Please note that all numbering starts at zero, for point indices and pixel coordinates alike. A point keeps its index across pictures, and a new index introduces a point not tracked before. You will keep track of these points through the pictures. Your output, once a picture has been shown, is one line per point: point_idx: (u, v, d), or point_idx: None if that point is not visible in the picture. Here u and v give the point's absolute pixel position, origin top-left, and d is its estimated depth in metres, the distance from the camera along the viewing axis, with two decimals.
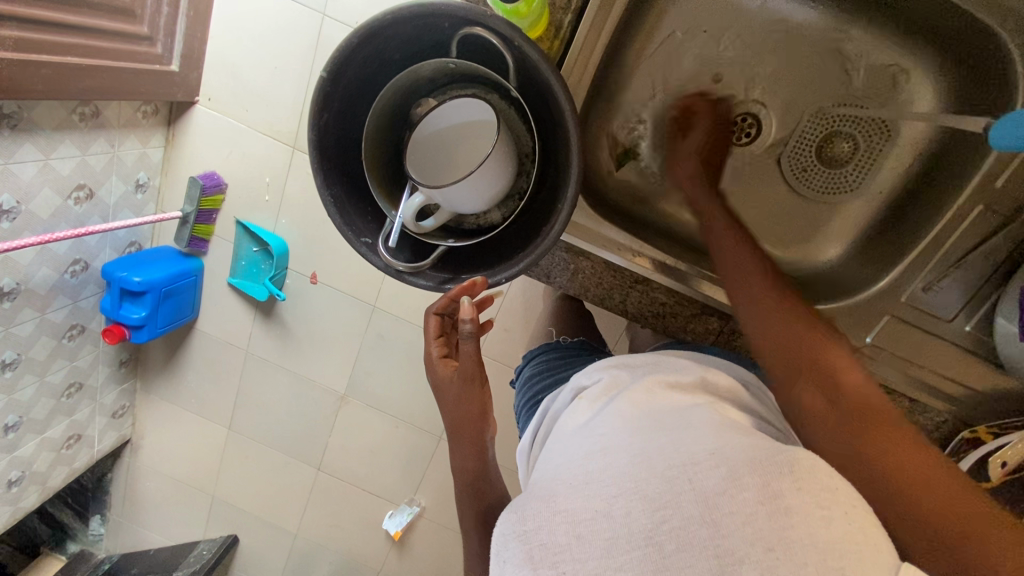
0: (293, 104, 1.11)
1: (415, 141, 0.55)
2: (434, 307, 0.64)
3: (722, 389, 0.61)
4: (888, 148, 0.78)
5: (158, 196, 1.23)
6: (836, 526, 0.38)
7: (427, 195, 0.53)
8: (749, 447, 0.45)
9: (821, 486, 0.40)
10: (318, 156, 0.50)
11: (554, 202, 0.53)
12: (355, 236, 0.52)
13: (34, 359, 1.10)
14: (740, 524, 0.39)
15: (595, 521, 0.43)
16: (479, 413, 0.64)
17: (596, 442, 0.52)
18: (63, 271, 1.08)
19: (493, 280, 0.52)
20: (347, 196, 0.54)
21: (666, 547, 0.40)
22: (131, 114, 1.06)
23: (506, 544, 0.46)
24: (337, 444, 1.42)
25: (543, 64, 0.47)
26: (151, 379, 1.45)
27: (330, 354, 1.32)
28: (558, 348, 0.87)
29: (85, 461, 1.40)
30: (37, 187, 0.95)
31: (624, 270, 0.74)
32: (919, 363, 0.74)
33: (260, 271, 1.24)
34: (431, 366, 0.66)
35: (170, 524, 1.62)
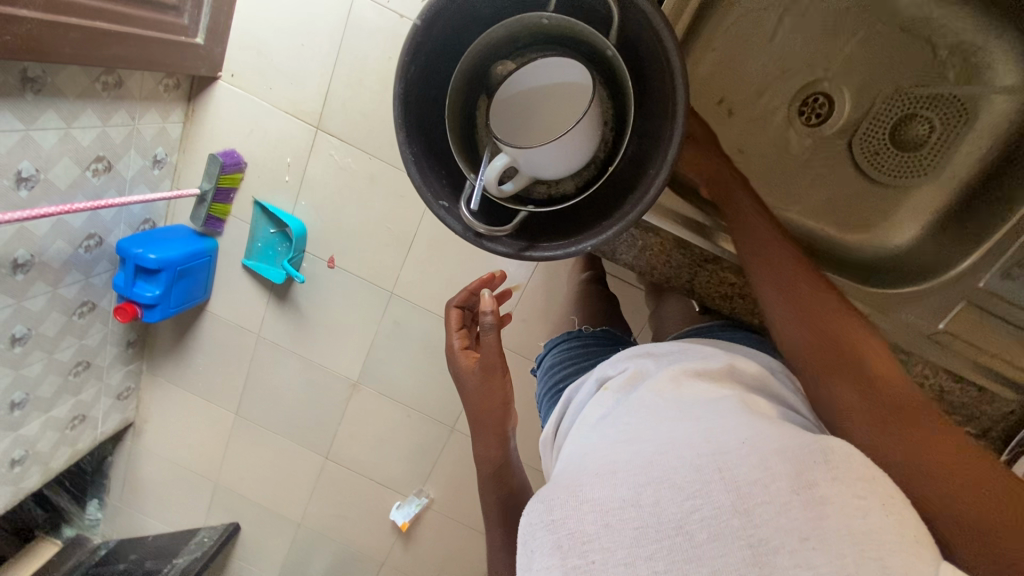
0: (318, 83, 1.09)
1: (497, 103, 0.53)
2: (456, 299, 0.74)
3: (752, 375, 0.59)
4: (967, 130, 0.77)
5: (174, 173, 1.20)
6: (874, 516, 0.39)
7: (512, 157, 0.51)
8: (783, 438, 0.45)
9: (856, 475, 0.41)
10: (403, 110, 0.50)
11: (647, 166, 0.52)
12: (434, 197, 0.51)
13: (44, 335, 1.07)
14: (775, 514, 0.40)
15: (624, 509, 0.43)
16: (502, 404, 0.66)
17: (623, 431, 0.51)
18: (78, 245, 1.05)
19: (578, 247, 0.50)
20: (425, 154, 0.53)
21: (697, 536, 0.40)
22: (153, 86, 1.04)
23: (535, 533, 0.45)
24: (347, 433, 1.40)
25: (652, 13, 0.45)
26: (158, 362, 1.42)
27: (344, 341, 1.30)
28: (580, 337, 0.85)
29: (88, 443, 1.37)
30: (57, 156, 0.92)
31: (692, 247, 0.78)
32: (990, 352, 0.75)
33: (277, 254, 1.22)
34: (453, 356, 0.69)
35: (170, 510, 1.59)
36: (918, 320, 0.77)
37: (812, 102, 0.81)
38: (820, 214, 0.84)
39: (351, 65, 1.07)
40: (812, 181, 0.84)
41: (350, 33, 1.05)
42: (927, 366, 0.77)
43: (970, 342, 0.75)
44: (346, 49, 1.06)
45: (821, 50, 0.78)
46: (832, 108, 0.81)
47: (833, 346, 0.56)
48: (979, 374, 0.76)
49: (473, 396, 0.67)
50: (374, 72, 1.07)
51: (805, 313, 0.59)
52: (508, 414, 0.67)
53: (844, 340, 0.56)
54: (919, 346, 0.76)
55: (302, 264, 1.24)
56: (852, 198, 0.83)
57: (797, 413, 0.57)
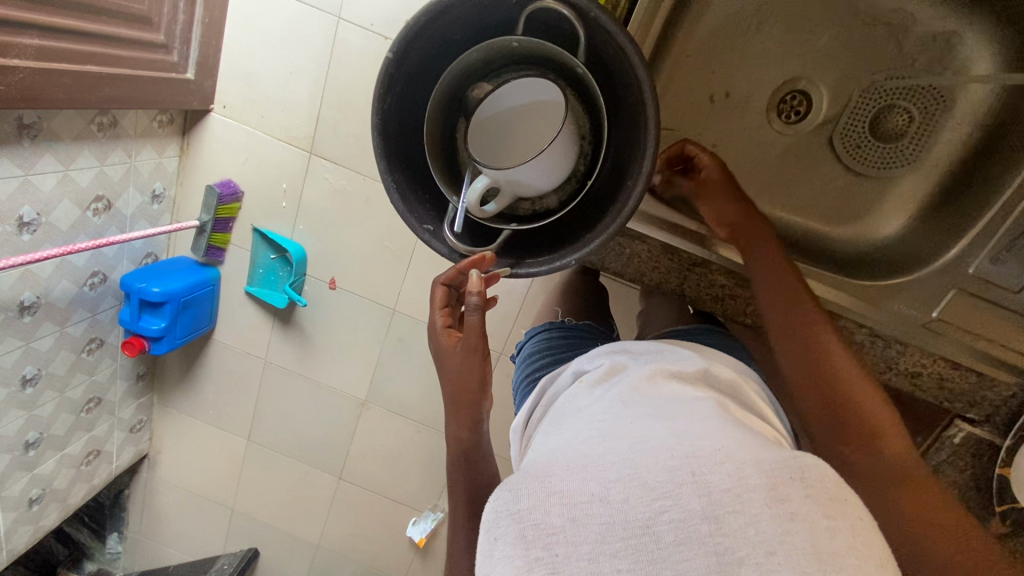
0: (308, 109, 1.10)
1: (474, 123, 0.54)
2: (442, 277, 0.71)
3: (724, 381, 0.60)
4: (946, 117, 0.76)
5: (173, 206, 1.22)
6: (841, 537, 0.38)
7: (492, 178, 0.52)
8: (758, 451, 0.45)
9: (827, 494, 0.41)
10: (382, 140, 0.50)
11: (623, 181, 0.52)
12: (418, 222, 0.52)
13: (54, 374, 1.09)
14: (745, 525, 0.39)
15: (593, 504, 0.43)
16: (479, 385, 0.68)
17: (594, 429, 0.52)
18: (82, 284, 1.06)
19: (562, 260, 0.50)
20: (407, 180, 0.54)
21: (664, 537, 0.40)
22: (148, 123, 1.05)
23: (498, 522, 0.45)
24: (359, 452, 1.40)
25: (613, 28, 0.45)
26: (169, 393, 1.43)
27: (350, 360, 1.31)
28: (561, 328, 0.85)
29: (104, 477, 1.38)
30: (57, 199, 0.94)
31: (680, 253, 0.83)
32: (985, 337, 0.76)
33: (279, 278, 1.23)
34: (434, 335, 0.71)
35: (189, 539, 1.60)
36: (911, 310, 0.77)
37: (791, 99, 0.81)
38: (809, 208, 0.84)
39: (340, 89, 1.09)
40: (800, 177, 0.84)
41: (337, 58, 1.07)
42: (925, 355, 0.79)
43: (963, 329, 0.76)
44: (334, 74, 1.08)
45: (797, 47, 0.78)
46: (811, 105, 0.81)
47: (843, 403, 0.60)
48: (976, 360, 0.77)
49: (449, 375, 0.69)
50: (363, 94, 1.08)
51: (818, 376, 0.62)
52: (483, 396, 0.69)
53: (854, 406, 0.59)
54: (915, 336, 0.77)
55: (305, 286, 1.25)
56: (839, 192, 0.83)
57: (765, 418, 0.59)
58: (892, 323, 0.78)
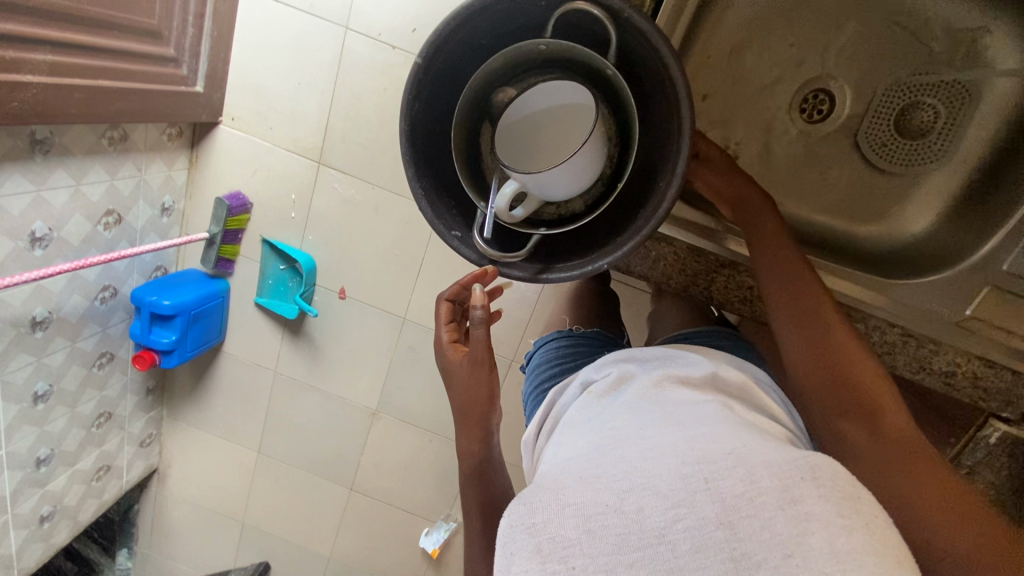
0: (317, 119, 1.11)
1: (500, 129, 0.54)
2: (446, 293, 0.74)
3: (734, 387, 0.59)
4: (973, 111, 0.75)
5: (182, 219, 1.22)
6: (856, 536, 0.38)
7: (521, 182, 0.51)
8: (770, 452, 0.45)
9: (842, 493, 0.41)
10: (409, 145, 0.50)
11: (654, 184, 0.52)
12: (446, 229, 0.52)
13: (65, 389, 1.08)
14: (759, 529, 0.39)
15: (607, 515, 0.42)
16: (487, 399, 0.69)
17: (612, 435, 0.51)
18: (93, 298, 1.06)
19: (594, 265, 0.50)
20: (434, 187, 0.53)
21: (679, 546, 0.40)
22: (157, 137, 1.06)
23: (513, 536, 0.44)
24: (369, 462, 1.39)
25: (651, 32, 0.45)
26: (178, 407, 1.43)
27: (360, 370, 1.30)
28: (570, 336, 0.84)
29: (114, 492, 1.37)
30: (69, 214, 0.94)
31: (706, 253, 0.79)
32: (1014, 331, 0.74)
33: (289, 289, 1.23)
34: (441, 349, 0.72)
35: (199, 554, 1.59)
36: (940, 307, 0.75)
37: (813, 99, 0.81)
38: (835, 207, 0.84)
39: (347, 99, 1.09)
40: (822, 177, 0.84)
41: (345, 68, 1.07)
42: (957, 354, 0.76)
43: (997, 326, 0.74)
44: (341, 84, 1.08)
45: (816, 45, 0.79)
46: (834, 103, 0.81)
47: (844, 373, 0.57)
48: (1008, 356, 0.74)
49: (459, 390, 0.69)
50: (370, 104, 1.09)
51: (816, 356, 0.59)
52: (494, 409, 0.70)
53: (857, 382, 0.56)
54: (946, 334, 0.75)
55: (314, 297, 1.24)
56: (864, 190, 0.83)
57: (780, 422, 0.58)
58: (920, 319, 0.76)
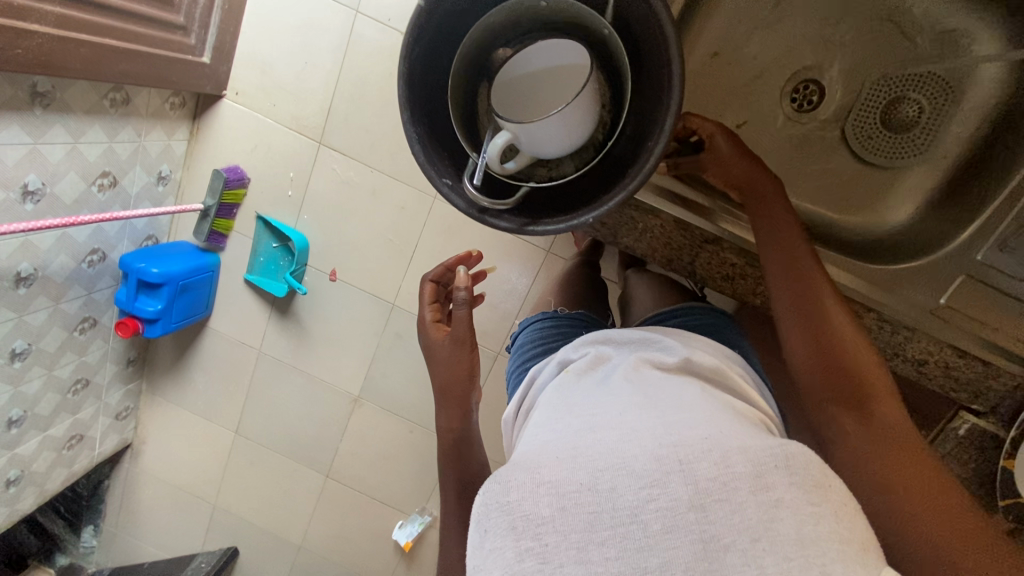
0: (321, 99, 1.12)
1: (498, 83, 0.55)
2: (431, 274, 0.77)
3: (707, 370, 0.59)
4: (955, 108, 0.78)
5: (178, 190, 1.22)
6: (824, 523, 0.40)
7: (513, 133, 0.52)
8: (746, 439, 0.46)
9: (813, 481, 0.42)
10: (406, 87, 0.51)
11: (642, 147, 0.53)
12: (438, 175, 0.53)
13: (44, 350, 1.06)
14: (730, 512, 0.41)
15: (581, 492, 0.43)
16: (468, 375, 0.70)
17: (589, 412, 0.51)
18: (81, 260, 1.05)
19: (580, 219, 0.51)
20: (428, 132, 0.54)
21: (651, 526, 0.41)
22: (160, 104, 1.06)
23: (488, 514, 0.45)
24: (348, 449, 1.38)
25: None
26: (158, 381, 1.41)
27: (345, 355, 1.30)
28: (555, 318, 0.84)
29: (85, 464, 1.34)
30: (63, 170, 0.93)
31: (692, 227, 0.74)
32: (991, 325, 0.74)
33: (279, 268, 1.23)
34: (425, 329, 0.74)
35: (168, 535, 1.55)
36: (919, 295, 0.76)
37: (803, 90, 0.83)
38: (821, 199, 0.85)
39: (353, 81, 1.10)
40: (812, 167, 0.85)
41: (352, 51, 1.09)
42: (931, 342, 0.75)
43: (970, 316, 0.75)
44: (348, 66, 1.10)
45: (811, 36, 0.81)
46: (824, 93, 0.83)
47: (841, 364, 0.55)
48: (982, 350, 0.74)
49: (440, 367, 0.70)
50: (375, 88, 1.10)
51: (819, 343, 0.57)
52: (473, 387, 0.70)
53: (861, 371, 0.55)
54: (922, 321, 0.75)
55: (304, 277, 1.24)
56: (850, 182, 0.84)
57: (751, 403, 0.59)
58: (902, 307, 0.75)
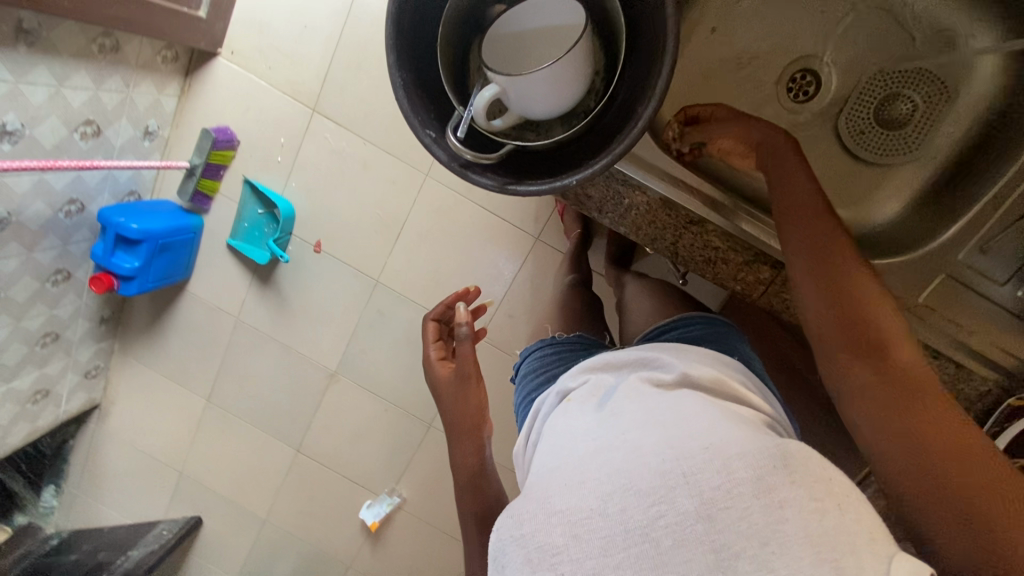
0: (318, 66, 1.10)
1: (490, 38, 0.54)
2: (434, 313, 0.81)
3: (706, 382, 0.56)
4: (947, 109, 0.78)
5: (164, 147, 1.19)
6: (831, 517, 0.39)
7: (501, 88, 0.52)
8: (746, 442, 0.44)
9: (814, 477, 0.41)
10: (395, 31, 0.50)
11: (629, 115, 0.52)
12: (421, 125, 0.52)
13: (13, 299, 1.03)
14: (737, 519, 0.40)
15: (592, 519, 0.43)
16: (477, 412, 0.71)
17: (592, 440, 0.50)
18: (57, 210, 1.03)
19: (562, 181, 0.51)
20: (415, 81, 0.54)
21: (662, 543, 0.40)
22: (151, 56, 1.04)
23: (505, 551, 0.45)
24: (321, 425, 1.37)
25: None
26: (131, 342, 1.39)
27: (324, 329, 1.28)
28: (553, 343, 0.81)
29: (49, 421, 1.31)
30: (45, 114, 0.90)
31: (677, 207, 0.72)
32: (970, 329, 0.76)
33: (263, 235, 1.21)
34: (430, 365, 0.76)
35: (131, 500, 1.53)
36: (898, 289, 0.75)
37: (800, 79, 0.81)
38: None
39: (352, 50, 1.09)
40: None
41: (354, 21, 1.08)
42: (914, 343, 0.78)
43: (946, 317, 0.76)
44: (348, 35, 1.08)
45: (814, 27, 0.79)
46: (820, 85, 0.81)
47: (854, 312, 0.50)
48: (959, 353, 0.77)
49: (451, 409, 0.72)
50: (375, 58, 1.09)
51: (830, 287, 0.52)
52: (484, 420, 0.72)
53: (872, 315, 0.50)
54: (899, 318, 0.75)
55: (288, 246, 1.22)
56: (841, 176, 0.83)
57: (756, 409, 0.57)
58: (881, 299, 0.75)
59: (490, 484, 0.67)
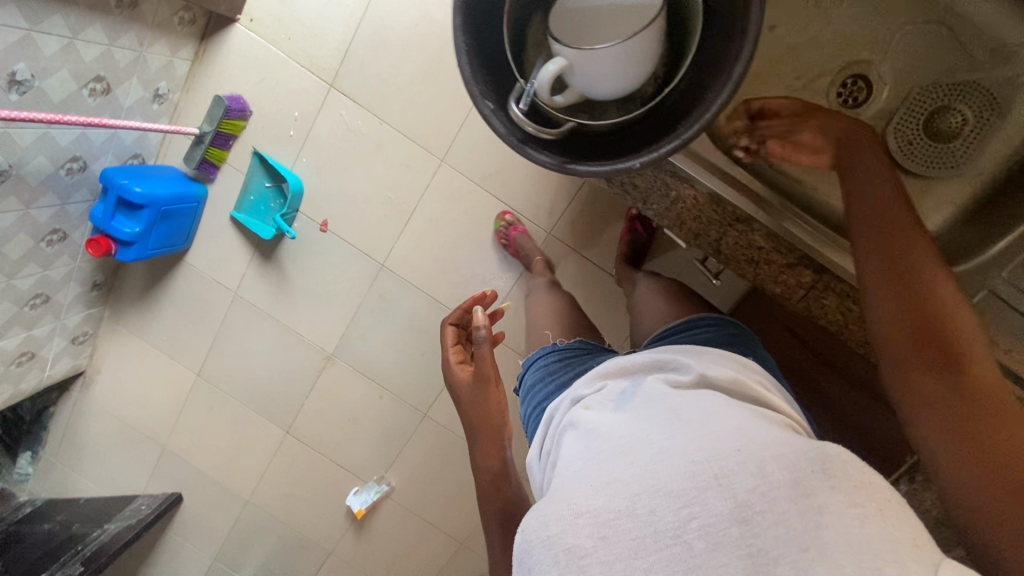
0: (339, 40, 1.08)
1: (562, 9, 0.53)
2: (451, 320, 0.87)
3: (724, 381, 0.55)
4: (1000, 124, 0.77)
5: (173, 112, 1.16)
6: (871, 524, 0.35)
7: (567, 63, 0.53)
8: (778, 443, 0.42)
9: (855, 481, 0.38)
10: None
11: (696, 102, 0.52)
12: (483, 95, 0.53)
13: (7, 256, 0.99)
14: (775, 523, 0.36)
15: (620, 519, 0.40)
16: (498, 412, 0.74)
17: (617, 439, 0.47)
18: (59, 166, 0.99)
19: (626, 163, 0.51)
20: (479, 47, 0.53)
21: (695, 545, 0.37)
22: (168, 16, 1.01)
23: (530, 553, 0.43)
24: (313, 408, 1.34)
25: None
26: (123, 310, 1.35)
27: (324, 310, 1.26)
28: (558, 352, 0.79)
29: (32, 385, 1.27)
30: (56, 66, 0.87)
31: (725, 203, 0.73)
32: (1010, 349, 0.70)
33: (269, 210, 1.18)
34: (450, 368, 0.82)
35: (110, 472, 1.49)
36: None
37: (851, 84, 0.83)
38: None
39: (375, 27, 1.07)
40: None
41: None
42: None
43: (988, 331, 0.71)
44: (373, 11, 1.06)
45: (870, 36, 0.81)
46: (870, 91, 0.82)
47: (933, 325, 0.49)
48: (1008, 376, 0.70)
49: (472, 411, 0.74)
50: (398, 38, 1.07)
51: (908, 297, 0.50)
52: (505, 422, 0.74)
53: (950, 328, 0.48)
54: None
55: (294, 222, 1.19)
56: None
57: (776, 410, 0.55)
58: None
59: (509, 485, 0.68)
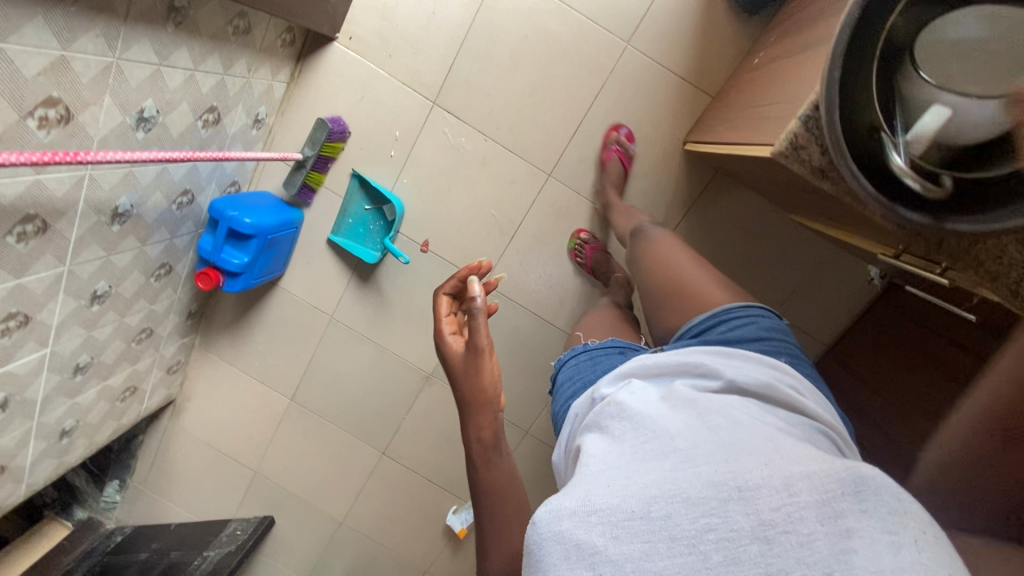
0: (443, 55, 1.05)
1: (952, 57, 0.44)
2: (445, 288, 0.74)
3: (757, 389, 0.50)
4: None
5: (268, 136, 1.12)
6: (907, 554, 0.31)
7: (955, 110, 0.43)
8: (806, 460, 0.38)
9: (890, 506, 0.33)
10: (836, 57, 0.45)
11: None
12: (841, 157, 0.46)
13: (121, 295, 0.97)
14: (799, 546, 0.33)
15: (633, 520, 0.38)
16: (493, 390, 0.64)
17: (638, 444, 0.45)
18: (172, 201, 0.96)
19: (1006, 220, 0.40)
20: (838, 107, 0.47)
21: (710, 558, 0.34)
22: (273, 40, 0.98)
23: (540, 545, 0.40)
24: (410, 428, 1.32)
25: None
26: (214, 336, 1.33)
27: (422, 330, 1.23)
28: (589, 352, 0.76)
29: (131, 418, 1.25)
30: (178, 100, 0.84)
31: None
32: None
33: (368, 232, 1.15)
34: (442, 341, 0.69)
35: (199, 497, 1.48)
36: None
37: None
38: None
39: (481, 40, 1.04)
40: None
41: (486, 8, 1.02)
42: None
43: None
44: (479, 23, 1.03)
45: None
46: None
47: None
48: None
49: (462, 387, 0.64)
50: (504, 49, 1.04)
51: None
52: (498, 395, 0.65)
53: None
54: None
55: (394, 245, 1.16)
56: None
57: (810, 415, 0.49)
58: None
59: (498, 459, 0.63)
